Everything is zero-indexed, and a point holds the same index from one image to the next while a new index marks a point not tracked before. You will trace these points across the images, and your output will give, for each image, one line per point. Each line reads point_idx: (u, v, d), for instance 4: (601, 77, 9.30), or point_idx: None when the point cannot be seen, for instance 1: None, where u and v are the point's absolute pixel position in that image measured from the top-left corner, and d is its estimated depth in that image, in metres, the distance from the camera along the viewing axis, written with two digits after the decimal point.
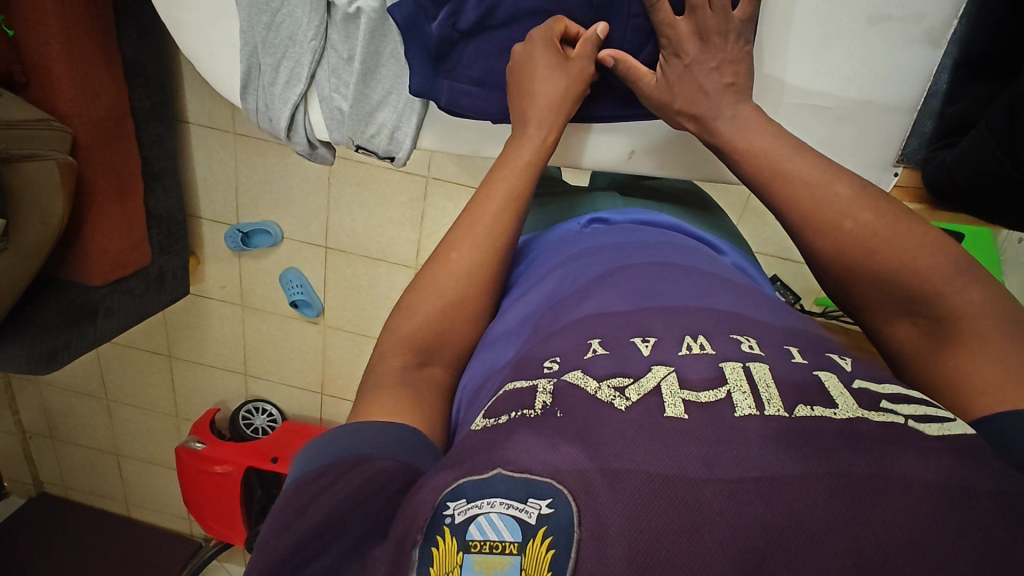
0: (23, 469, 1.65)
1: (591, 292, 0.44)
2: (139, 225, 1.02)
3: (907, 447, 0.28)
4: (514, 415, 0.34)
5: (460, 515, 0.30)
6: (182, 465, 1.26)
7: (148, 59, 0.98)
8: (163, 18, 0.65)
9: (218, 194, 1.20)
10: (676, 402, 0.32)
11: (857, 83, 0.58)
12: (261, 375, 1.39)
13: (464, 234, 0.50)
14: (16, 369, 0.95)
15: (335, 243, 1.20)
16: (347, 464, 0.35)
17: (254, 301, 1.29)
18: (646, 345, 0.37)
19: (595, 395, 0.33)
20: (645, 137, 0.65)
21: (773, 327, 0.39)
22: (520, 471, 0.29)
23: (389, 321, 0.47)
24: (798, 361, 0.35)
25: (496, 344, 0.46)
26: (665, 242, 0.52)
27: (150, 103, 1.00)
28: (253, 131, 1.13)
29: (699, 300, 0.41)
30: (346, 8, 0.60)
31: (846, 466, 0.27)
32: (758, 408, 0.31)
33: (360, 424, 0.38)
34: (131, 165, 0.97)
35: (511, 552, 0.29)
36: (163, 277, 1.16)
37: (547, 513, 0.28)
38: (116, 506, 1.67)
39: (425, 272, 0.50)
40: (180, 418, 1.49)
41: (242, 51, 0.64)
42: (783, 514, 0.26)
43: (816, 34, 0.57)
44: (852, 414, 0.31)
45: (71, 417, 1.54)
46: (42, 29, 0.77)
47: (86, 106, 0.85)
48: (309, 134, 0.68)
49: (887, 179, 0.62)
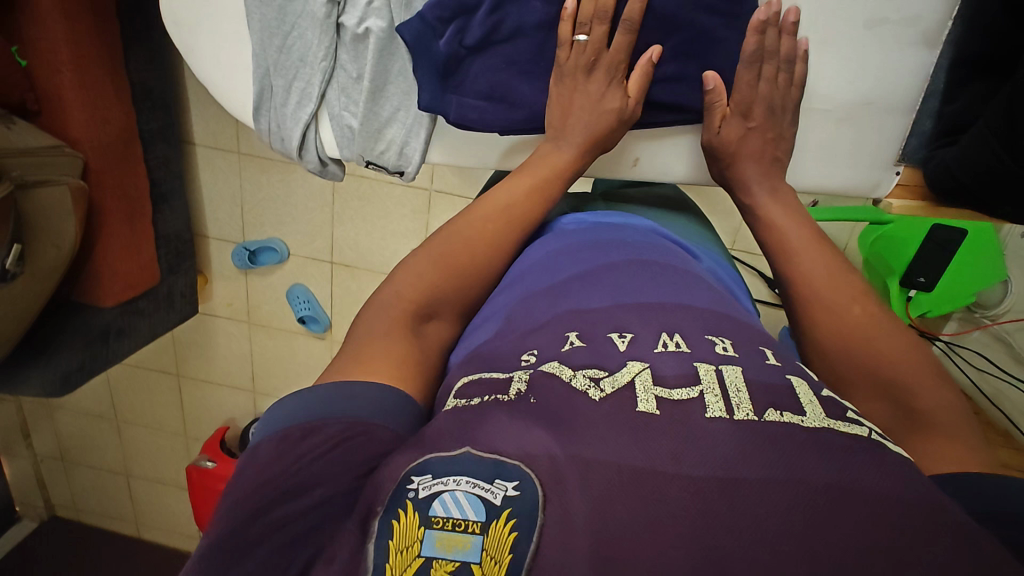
0: (32, 492, 1.64)
1: (570, 289, 0.47)
2: (148, 245, 1.03)
3: (868, 461, 0.31)
4: (485, 399, 0.37)
5: (424, 490, 0.32)
6: (193, 484, 1.28)
7: (156, 83, 0.99)
8: (176, 43, 0.67)
9: (226, 212, 1.22)
10: (649, 398, 0.34)
11: (858, 86, 0.59)
12: (270, 392, 1.39)
13: (462, 245, 0.52)
14: (31, 393, 0.96)
15: (340, 258, 1.21)
16: (340, 428, 0.36)
17: (262, 318, 1.30)
18: (622, 340, 0.40)
19: (570, 382, 0.36)
20: (648, 143, 0.65)
21: (745, 328, 0.43)
22: (490, 452, 0.32)
23: (391, 277, 0.50)
24: (771, 363, 0.39)
25: (482, 327, 0.49)
26: (645, 241, 0.54)
27: (159, 125, 1.02)
28: (258, 150, 1.14)
29: (677, 297, 0.44)
30: (355, 29, 0.61)
31: (804, 475, 0.30)
32: (728, 411, 0.33)
33: (352, 382, 0.39)
34: (141, 187, 0.99)
35: (473, 532, 0.31)
36: (171, 297, 1.16)
37: (512, 496, 0.31)
38: (126, 528, 1.67)
39: (422, 247, 0.52)
40: (190, 437, 1.50)
41: (255, 73, 0.65)
42: (744, 519, 0.28)
43: (815, 37, 0.58)
44: (818, 423, 0.33)
45: (82, 439, 1.55)
46: (55, 58, 0.79)
47: (97, 130, 0.87)
48: (320, 152, 0.69)
49: (887, 180, 0.63)
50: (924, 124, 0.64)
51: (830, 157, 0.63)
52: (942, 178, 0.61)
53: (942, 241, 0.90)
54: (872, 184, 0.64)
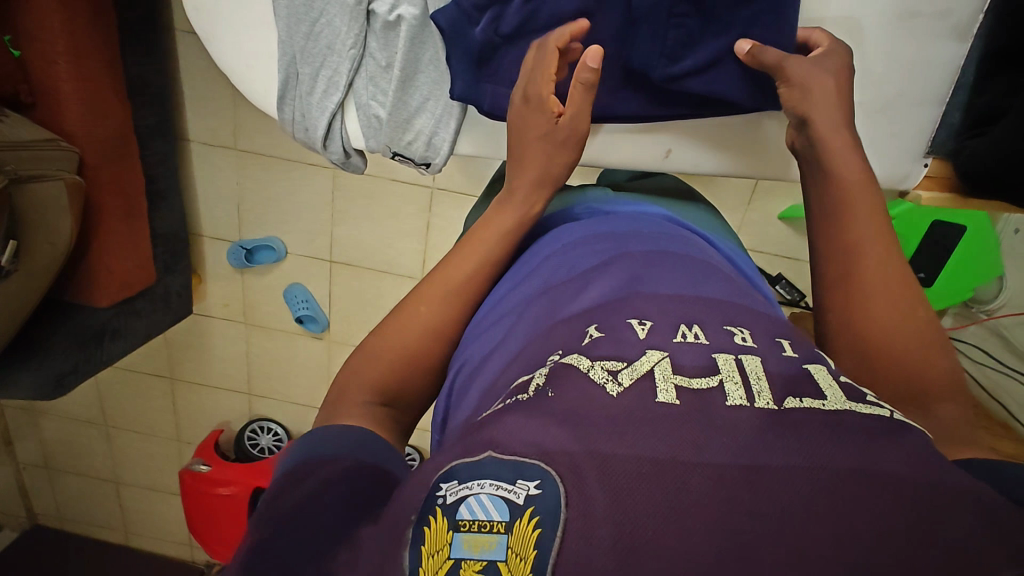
0: (15, 501, 1.59)
1: (588, 280, 0.46)
2: (145, 244, 1.01)
3: (891, 443, 0.30)
4: (509, 402, 0.36)
5: (451, 496, 0.32)
6: (187, 489, 1.25)
7: (153, 76, 0.97)
8: (196, 29, 0.64)
9: (222, 211, 1.19)
10: (669, 388, 0.34)
11: (890, 80, 0.60)
12: (267, 394, 1.37)
13: (457, 267, 0.53)
14: (22, 396, 0.94)
15: (340, 256, 1.19)
16: (316, 464, 0.39)
17: (259, 318, 1.28)
18: (642, 328, 0.39)
19: (588, 373, 0.35)
20: (680, 134, 0.67)
21: (764, 317, 0.42)
22: (509, 454, 0.31)
23: (407, 299, 0.52)
24: (788, 355, 0.38)
25: (499, 326, 0.48)
26: (659, 232, 0.54)
27: (156, 120, 1.00)
28: (258, 147, 1.12)
29: (694, 288, 0.44)
30: (386, 16, 0.61)
31: (827, 461, 0.29)
32: (749, 399, 0.33)
33: (329, 428, 0.42)
34: (138, 184, 0.96)
35: (498, 531, 0.31)
36: (168, 296, 1.13)
37: (535, 494, 0.30)
38: (114, 536, 1.63)
39: (426, 283, 0.53)
40: (183, 442, 1.46)
41: (280, 61, 0.63)
42: (766, 503, 0.28)
43: (849, 30, 0.59)
44: (839, 406, 0.33)
45: (68, 446, 1.51)
46: (50, 49, 0.77)
47: (95, 125, 0.85)
48: (345, 143, 0.67)
49: (914, 172, 0.65)
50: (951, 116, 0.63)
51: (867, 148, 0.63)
52: (973, 168, 0.62)
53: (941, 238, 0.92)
54: (901, 176, 0.65)
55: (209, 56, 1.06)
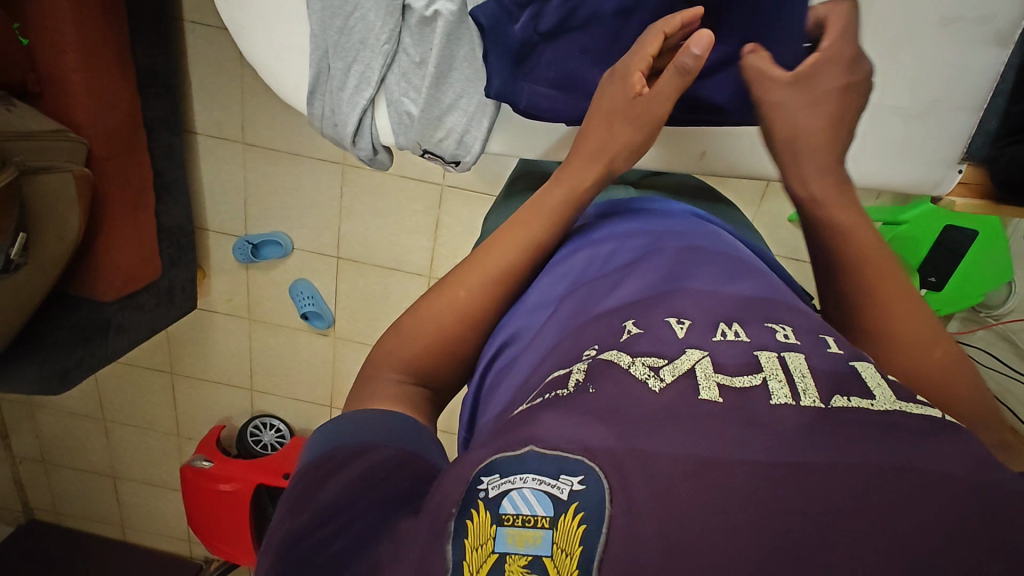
0: (11, 497, 1.58)
1: (623, 278, 0.46)
2: (151, 237, 0.99)
3: (944, 442, 0.29)
4: (548, 397, 0.35)
5: (493, 490, 0.31)
6: (187, 485, 1.23)
7: (162, 68, 0.96)
8: (225, 20, 0.63)
9: (228, 204, 1.18)
10: (711, 386, 0.33)
11: (926, 84, 0.62)
12: (269, 390, 1.36)
13: (493, 253, 0.50)
14: (24, 390, 0.90)
15: (346, 253, 1.18)
16: (349, 453, 0.38)
17: (262, 314, 1.27)
18: (680, 327, 0.38)
19: (628, 370, 0.34)
20: (716, 138, 0.71)
21: (806, 315, 0.41)
22: (551, 449, 0.30)
23: (438, 284, 0.50)
24: (834, 351, 0.36)
25: (528, 320, 0.48)
26: (688, 227, 0.53)
27: (163, 113, 0.99)
28: (265, 141, 1.11)
29: (729, 285, 0.43)
30: (423, 11, 0.60)
31: (881, 459, 0.28)
32: (794, 398, 0.32)
33: (360, 414, 0.41)
34: (145, 177, 0.95)
35: (542, 526, 0.30)
36: (173, 291, 1.12)
37: (579, 490, 0.29)
38: (111, 530, 1.61)
39: (456, 271, 0.51)
40: (182, 437, 1.45)
41: (312, 56, 0.63)
42: (815, 501, 0.27)
43: (894, 33, 0.59)
44: (888, 406, 0.32)
45: (65, 440, 1.49)
46: (58, 38, 0.75)
47: (104, 117, 0.83)
48: (374, 138, 0.67)
49: (948, 178, 0.67)
50: (987, 123, 0.67)
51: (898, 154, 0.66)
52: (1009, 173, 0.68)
53: (952, 244, 0.93)
54: (933, 182, 0.67)
55: (217, 48, 1.05)
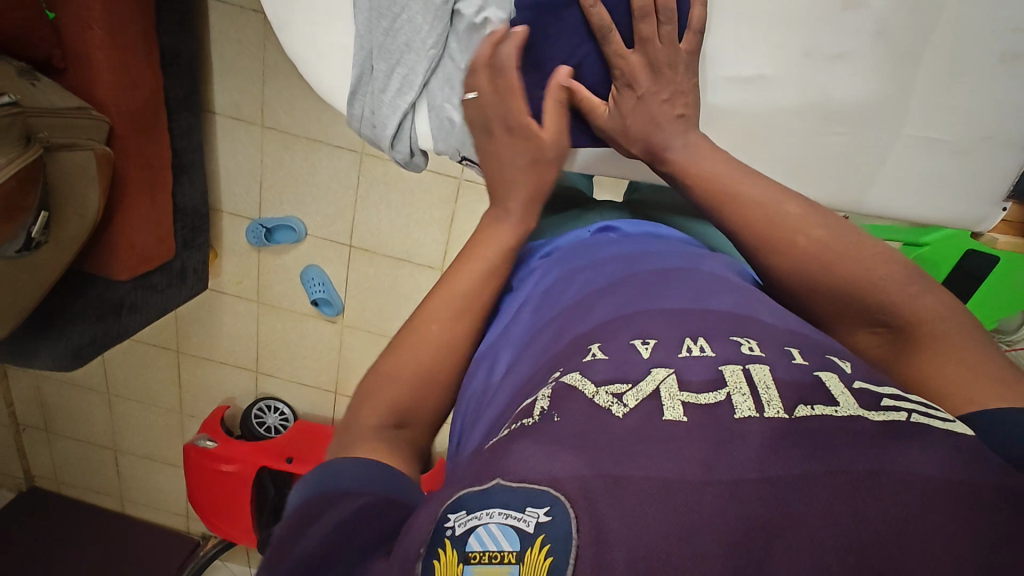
0: (12, 462, 1.59)
1: (596, 301, 0.45)
2: (167, 218, 0.99)
3: (910, 445, 0.29)
4: (515, 427, 0.35)
5: (460, 527, 0.31)
6: (190, 463, 1.24)
7: (184, 47, 0.95)
8: (268, 16, 0.61)
9: (242, 187, 1.17)
10: (675, 405, 0.32)
11: (979, 119, 0.61)
12: (273, 373, 1.35)
13: (462, 276, 0.52)
14: (42, 366, 0.92)
15: (359, 241, 1.18)
16: (327, 498, 0.36)
17: (270, 298, 1.26)
18: (645, 347, 0.37)
19: (593, 399, 0.34)
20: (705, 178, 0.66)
21: (773, 326, 0.39)
22: (518, 481, 0.30)
23: (432, 294, 0.51)
24: (798, 362, 0.35)
25: (509, 346, 0.48)
26: (671, 250, 0.52)
27: (183, 93, 0.97)
28: (282, 126, 1.10)
29: (701, 303, 0.42)
30: (473, 18, 0.59)
31: (844, 463, 0.28)
32: (758, 409, 0.32)
33: (337, 461, 0.39)
34: (163, 156, 0.94)
35: (509, 562, 0.30)
36: (185, 272, 1.11)
37: (545, 522, 0.29)
38: (110, 502, 1.62)
39: (434, 294, 0.51)
40: (185, 415, 1.45)
41: (356, 56, 0.61)
42: (782, 516, 0.27)
43: (948, 69, 0.59)
44: (851, 412, 0.31)
45: (69, 410, 1.50)
46: (85, 13, 0.74)
47: (125, 96, 0.82)
48: (413, 141, 0.65)
49: (993, 215, 0.67)
50: None
51: (940, 186, 0.65)
52: None
53: (970, 270, 0.93)
54: (977, 218, 0.67)
55: (240, 28, 1.04)
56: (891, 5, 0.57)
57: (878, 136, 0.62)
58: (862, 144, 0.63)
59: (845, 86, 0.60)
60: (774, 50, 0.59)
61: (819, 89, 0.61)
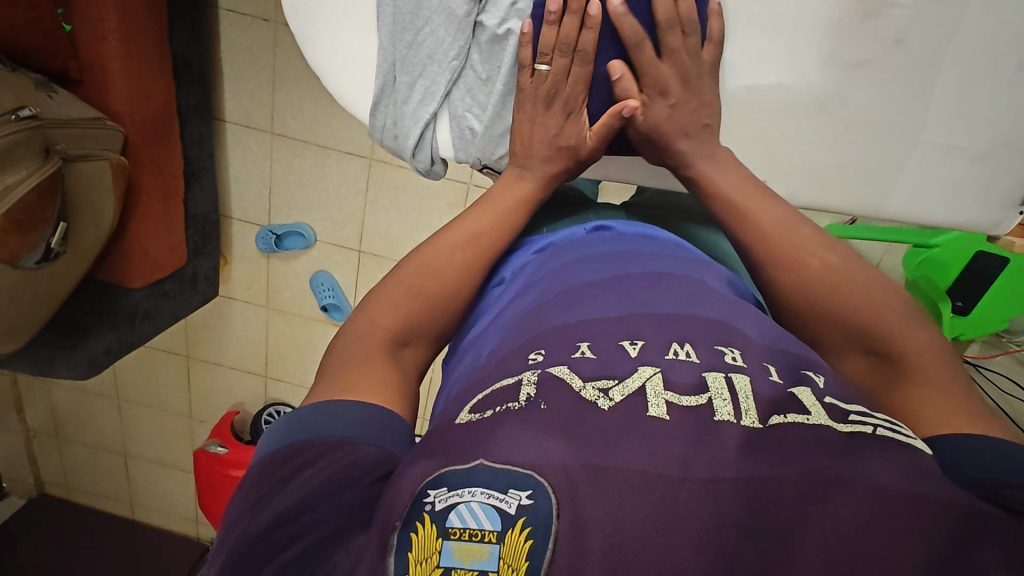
0: (22, 469, 1.59)
1: (585, 297, 0.45)
2: (179, 226, 0.99)
3: (874, 454, 0.31)
4: (498, 410, 0.35)
5: (441, 503, 0.30)
6: (201, 468, 1.24)
7: (196, 55, 0.96)
8: (292, 31, 0.61)
9: (252, 194, 1.18)
10: (660, 403, 0.33)
11: (999, 126, 0.61)
12: (283, 377, 1.36)
13: (451, 235, 0.54)
14: (65, 373, 0.95)
15: (368, 246, 1.18)
16: (322, 448, 0.36)
17: (280, 302, 1.27)
18: (633, 348, 0.38)
19: (579, 393, 0.34)
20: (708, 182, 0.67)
21: (758, 340, 0.40)
22: (501, 463, 0.31)
23: (416, 250, 0.53)
24: (774, 379, 0.36)
25: (489, 334, 0.47)
26: (663, 253, 0.52)
27: (195, 101, 0.98)
28: (292, 132, 1.11)
29: (688, 309, 0.42)
30: (495, 29, 0.60)
31: (812, 468, 0.30)
32: (736, 416, 0.33)
33: (336, 403, 0.39)
34: (176, 164, 0.95)
35: (489, 541, 0.30)
36: (196, 278, 1.12)
37: (526, 504, 0.29)
38: (119, 508, 1.63)
39: (409, 259, 0.52)
40: (195, 420, 1.45)
41: (379, 68, 0.61)
42: (754, 516, 0.28)
43: (967, 76, 0.59)
44: (822, 421, 0.33)
45: (79, 416, 1.50)
46: (102, 25, 0.75)
47: (138, 105, 0.83)
48: (434, 151, 0.65)
49: (1008, 219, 0.66)
50: None
51: (957, 191, 0.65)
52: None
53: (980, 270, 0.93)
54: (993, 223, 0.67)
55: (250, 36, 1.05)
56: (910, 15, 0.57)
57: (896, 143, 0.63)
58: (880, 151, 0.63)
59: (866, 96, 0.61)
60: (795, 61, 0.60)
61: (838, 101, 0.61)
